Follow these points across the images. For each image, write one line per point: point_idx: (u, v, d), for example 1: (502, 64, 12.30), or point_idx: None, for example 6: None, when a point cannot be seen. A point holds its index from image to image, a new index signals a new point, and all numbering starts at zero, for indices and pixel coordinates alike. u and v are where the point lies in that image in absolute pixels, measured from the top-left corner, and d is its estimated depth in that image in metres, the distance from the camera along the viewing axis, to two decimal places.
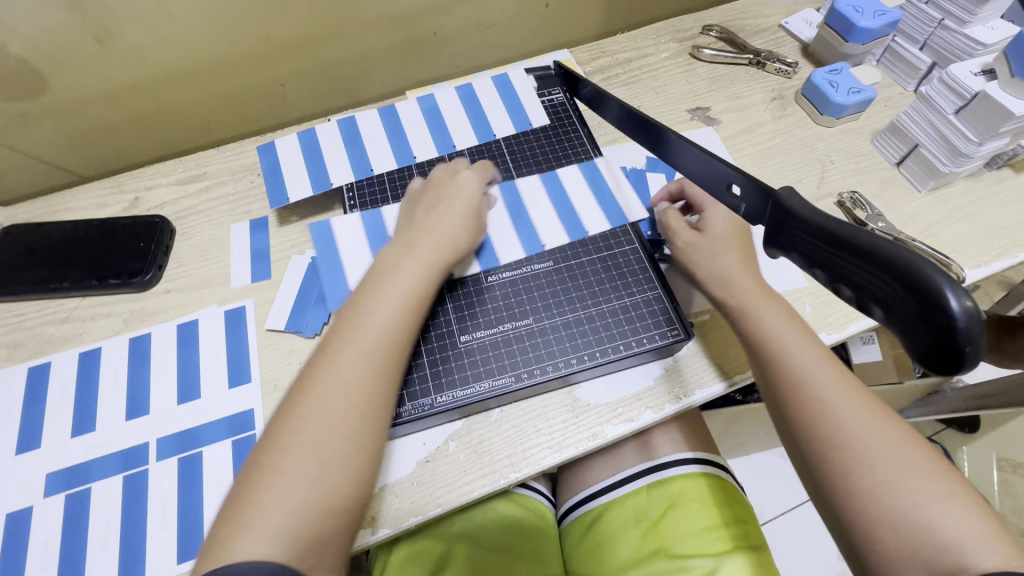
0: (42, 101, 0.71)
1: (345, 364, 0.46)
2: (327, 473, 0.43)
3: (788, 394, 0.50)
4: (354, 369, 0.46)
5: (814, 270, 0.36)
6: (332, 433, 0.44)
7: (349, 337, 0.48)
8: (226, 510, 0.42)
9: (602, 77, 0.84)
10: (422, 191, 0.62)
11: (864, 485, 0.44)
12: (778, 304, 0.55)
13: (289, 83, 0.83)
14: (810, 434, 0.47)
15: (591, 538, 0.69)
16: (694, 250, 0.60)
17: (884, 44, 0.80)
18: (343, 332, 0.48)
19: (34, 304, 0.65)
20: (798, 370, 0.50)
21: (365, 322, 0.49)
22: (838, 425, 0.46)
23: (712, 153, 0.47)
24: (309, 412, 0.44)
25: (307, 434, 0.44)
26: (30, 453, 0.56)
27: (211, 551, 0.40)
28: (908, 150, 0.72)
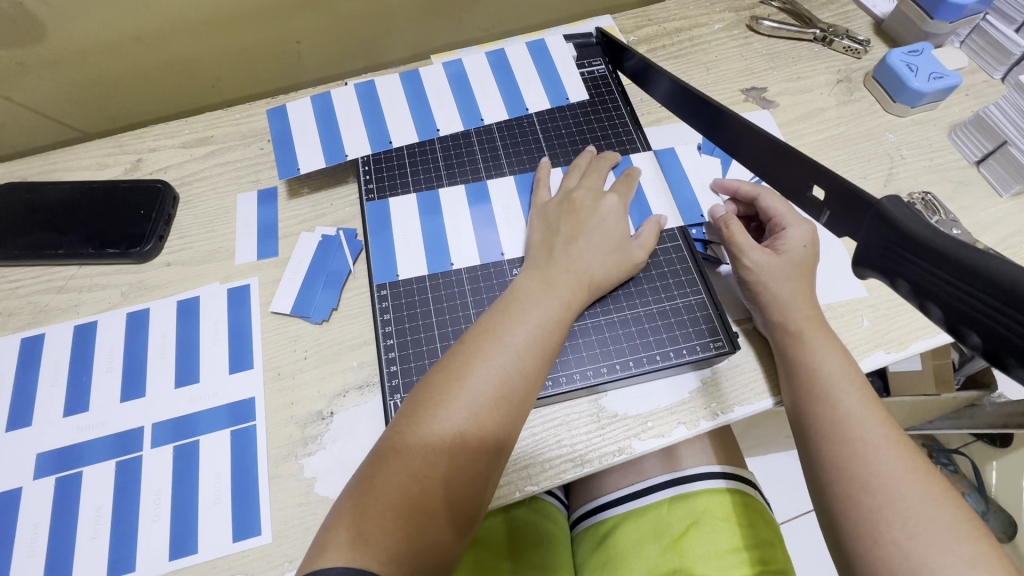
0: (38, 50, 0.65)
1: (477, 398, 0.43)
2: (431, 494, 0.39)
3: (821, 428, 0.45)
4: (487, 404, 0.43)
5: (927, 304, 0.30)
6: (456, 472, 0.41)
7: (479, 364, 0.44)
8: (336, 509, 0.39)
9: (648, 48, 0.76)
10: (558, 211, 0.55)
11: (893, 537, 0.38)
12: (829, 333, 0.50)
13: (305, 40, 0.76)
14: (837, 472, 0.42)
15: (605, 549, 0.65)
16: (759, 268, 0.52)
17: (973, 23, 0.71)
18: (480, 344, 0.46)
19: (29, 270, 0.61)
20: (843, 409, 0.45)
21: (499, 352, 0.45)
22: (874, 467, 0.41)
23: (797, 152, 0.42)
24: (433, 442, 0.41)
25: (429, 467, 0.40)
26: (20, 431, 0.53)
27: (319, 549, 0.37)
28: (993, 148, 0.64)
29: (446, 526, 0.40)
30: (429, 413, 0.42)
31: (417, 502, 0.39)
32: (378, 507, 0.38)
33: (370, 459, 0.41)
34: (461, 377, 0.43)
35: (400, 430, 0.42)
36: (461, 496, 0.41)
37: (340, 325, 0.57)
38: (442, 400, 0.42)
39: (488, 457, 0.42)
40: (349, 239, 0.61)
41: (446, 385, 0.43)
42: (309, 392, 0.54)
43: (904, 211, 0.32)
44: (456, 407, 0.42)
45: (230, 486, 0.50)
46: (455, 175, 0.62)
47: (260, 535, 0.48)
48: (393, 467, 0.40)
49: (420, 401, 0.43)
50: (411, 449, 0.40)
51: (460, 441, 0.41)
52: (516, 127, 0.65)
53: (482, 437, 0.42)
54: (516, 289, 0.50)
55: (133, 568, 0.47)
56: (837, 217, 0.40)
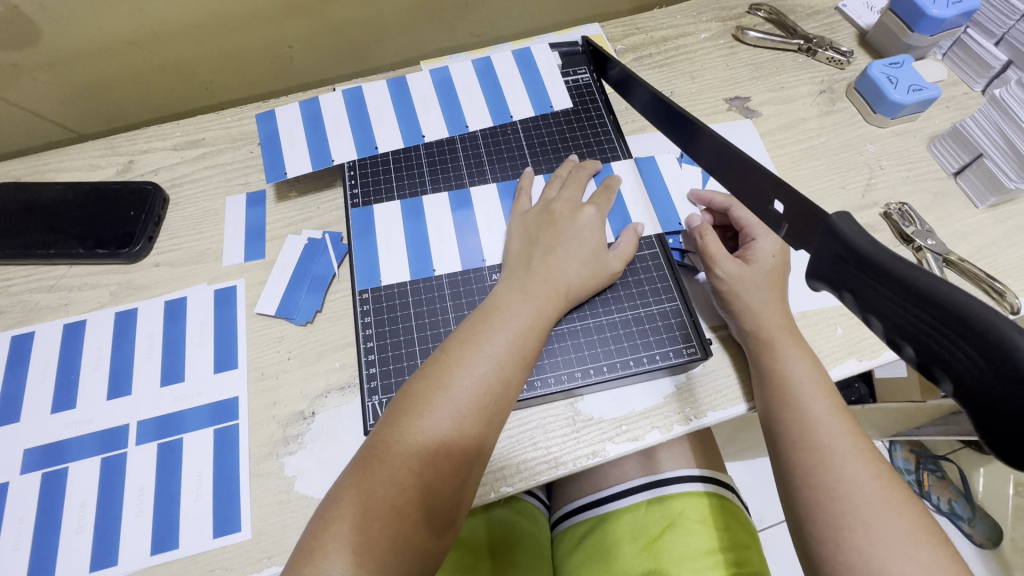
0: (34, 52, 0.66)
1: (459, 407, 0.44)
2: (416, 502, 0.41)
3: (791, 436, 0.46)
4: (468, 412, 0.44)
5: (870, 317, 0.31)
6: (441, 479, 0.42)
7: (461, 373, 0.45)
8: (321, 519, 0.40)
9: (634, 57, 0.77)
10: (539, 221, 0.57)
11: (854, 542, 0.39)
12: (800, 342, 0.51)
13: (297, 45, 0.78)
14: (805, 478, 0.43)
15: (584, 550, 0.67)
16: (729, 277, 0.54)
17: (955, 36, 0.72)
18: (461, 353, 0.47)
19: (21, 268, 0.62)
20: (811, 416, 0.46)
21: (480, 360, 0.46)
22: (838, 473, 0.42)
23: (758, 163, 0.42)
24: (418, 451, 0.42)
25: (416, 476, 0.41)
26: (9, 426, 0.54)
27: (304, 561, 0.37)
28: (970, 160, 0.65)
29: (431, 532, 0.41)
30: (413, 422, 0.43)
31: (404, 511, 0.40)
32: (366, 517, 0.39)
33: (353, 469, 0.42)
34: (444, 386, 0.44)
35: (383, 439, 0.43)
36: (445, 503, 0.42)
37: (324, 327, 0.58)
38: (424, 409, 0.43)
39: (471, 463, 0.44)
40: (335, 242, 0.62)
41: (428, 394, 0.44)
42: (291, 391, 0.55)
43: (854, 227, 0.33)
44: (440, 416, 0.43)
45: (212, 484, 0.51)
46: (438, 182, 0.63)
47: (239, 531, 0.49)
48: (380, 478, 0.41)
49: (403, 411, 0.44)
50: (395, 459, 0.41)
51: (445, 449, 0.43)
52: (500, 134, 0.66)
53: (465, 445, 0.43)
54: (496, 297, 0.51)
55: (116, 562, 0.48)
56: (794, 232, 0.39)
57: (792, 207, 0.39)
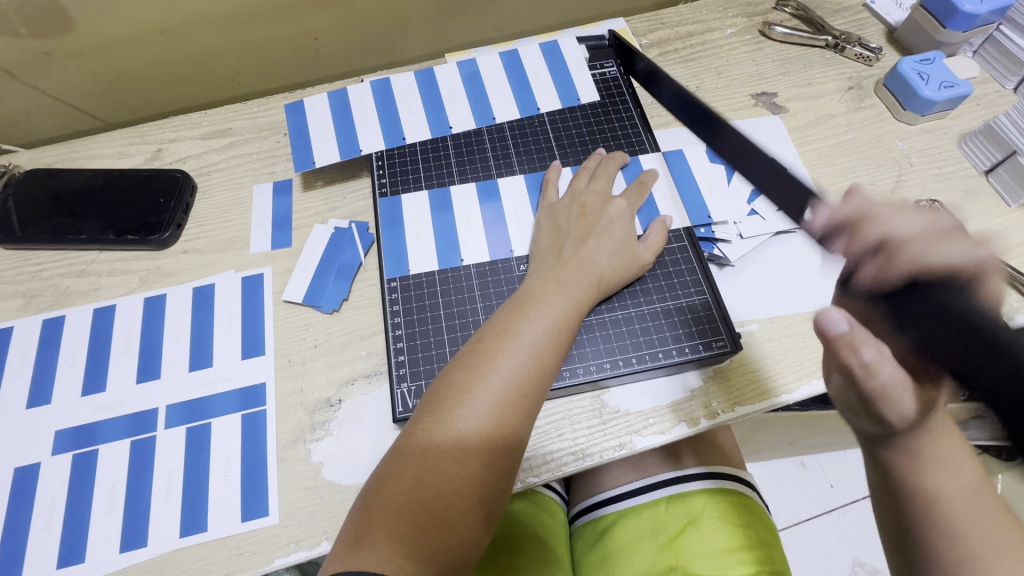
0: (67, 40, 0.67)
1: (498, 395, 0.44)
2: (460, 489, 0.41)
3: (905, 478, 0.41)
4: (507, 401, 0.44)
5: (907, 334, 0.38)
6: (482, 468, 0.42)
7: (499, 362, 0.45)
8: (363, 507, 0.40)
9: (660, 51, 0.77)
10: (568, 213, 0.57)
11: (962, 552, 0.38)
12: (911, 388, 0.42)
13: (323, 36, 0.78)
14: (922, 513, 0.41)
15: (603, 545, 0.66)
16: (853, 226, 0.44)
17: (986, 33, 0.71)
18: (497, 342, 0.47)
19: (52, 253, 0.63)
20: (931, 459, 0.41)
21: (517, 350, 0.46)
22: (954, 509, 0.40)
23: (790, 172, 0.48)
24: (459, 439, 0.42)
25: (459, 463, 0.42)
26: (40, 409, 0.55)
27: (348, 548, 0.38)
28: (1003, 157, 0.64)
29: (475, 521, 0.41)
30: (452, 411, 0.43)
31: (448, 499, 0.40)
32: (410, 507, 0.39)
33: (394, 455, 0.42)
34: (483, 375, 0.45)
35: (425, 427, 0.43)
36: (488, 490, 0.42)
37: (350, 315, 0.58)
38: (464, 398, 0.44)
39: (511, 452, 0.44)
40: (361, 232, 0.63)
41: (467, 383, 0.45)
42: (318, 378, 0.56)
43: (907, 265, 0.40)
44: (480, 405, 0.43)
45: (240, 468, 0.52)
46: (465, 172, 0.63)
47: (268, 516, 0.50)
48: (422, 467, 0.41)
49: (443, 399, 0.44)
50: (437, 446, 0.42)
51: (486, 438, 0.43)
52: (527, 126, 0.66)
53: (506, 434, 0.44)
54: (529, 288, 0.51)
55: (146, 544, 0.49)
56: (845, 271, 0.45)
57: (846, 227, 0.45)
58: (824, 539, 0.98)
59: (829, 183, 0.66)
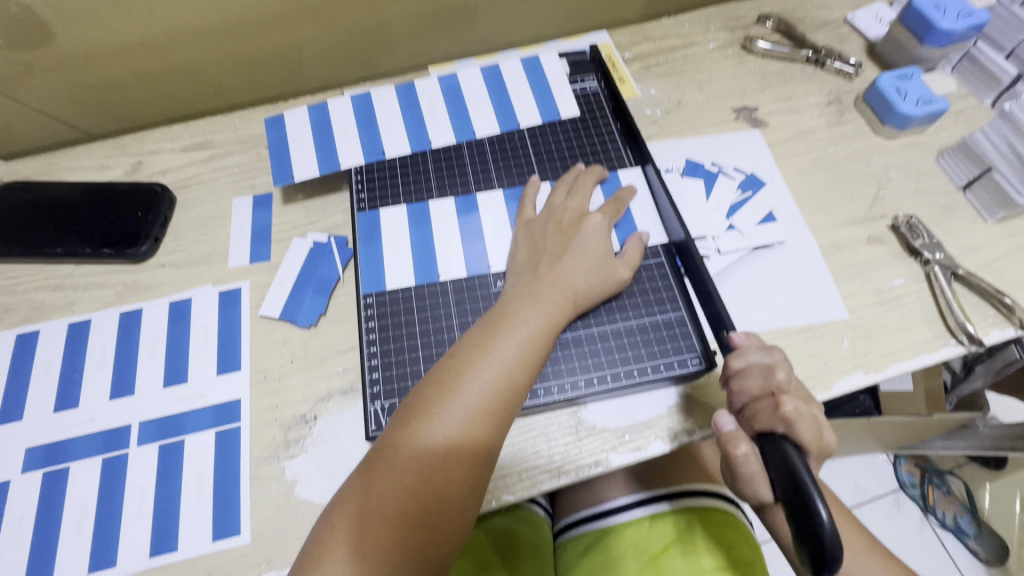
0: (46, 53, 0.67)
1: (468, 411, 0.44)
2: (426, 506, 0.41)
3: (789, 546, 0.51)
4: (477, 417, 0.44)
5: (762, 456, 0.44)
6: (450, 486, 0.42)
7: (471, 377, 0.45)
8: (328, 524, 0.40)
9: (642, 66, 0.77)
10: (545, 229, 0.57)
11: None
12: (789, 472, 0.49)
13: (307, 49, 0.78)
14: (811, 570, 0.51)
15: (587, 561, 0.66)
16: (737, 350, 0.48)
17: (963, 49, 0.72)
18: (468, 357, 0.47)
19: (28, 267, 0.63)
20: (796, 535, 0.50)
21: (489, 365, 0.46)
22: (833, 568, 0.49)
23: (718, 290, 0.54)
24: (427, 456, 0.42)
25: (427, 479, 0.41)
26: (11, 425, 0.54)
27: (311, 565, 0.38)
28: (979, 173, 0.64)
29: (442, 537, 0.41)
30: (421, 427, 0.43)
31: (413, 515, 0.40)
32: (376, 524, 0.39)
33: (362, 472, 0.42)
34: (453, 390, 0.45)
35: (393, 442, 0.43)
36: (456, 507, 0.42)
37: (328, 330, 0.58)
38: (433, 414, 0.44)
39: (481, 468, 0.43)
40: (340, 246, 0.62)
41: (436, 398, 0.44)
42: (294, 394, 0.55)
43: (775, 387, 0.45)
44: (449, 420, 0.43)
45: (213, 486, 0.51)
46: (444, 187, 0.63)
47: (239, 535, 0.49)
48: (390, 482, 0.41)
49: (412, 414, 0.44)
50: (404, 462, 0.42)
51: (455, 454, 0.43)
52: (507, 140, 0.66)
53: (475, 450, 0.43)
54: (504, 304, 0.51)
55: (115, 563, 0.48)
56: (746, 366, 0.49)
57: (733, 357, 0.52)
58: None
59: (809, 198, 0.66)
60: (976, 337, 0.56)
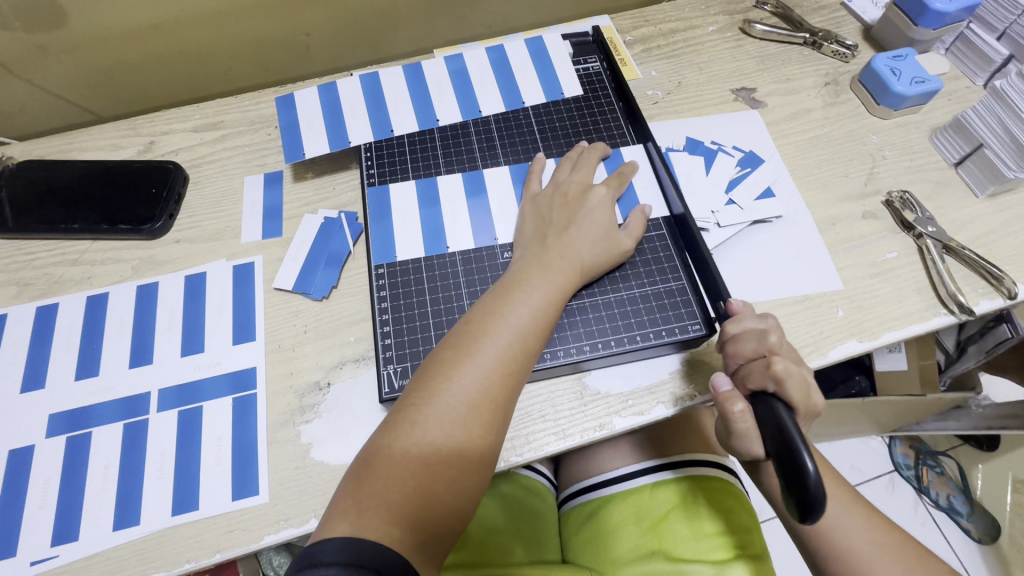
0: (60, 34, 0.68)
1: (483, 373, 0.46)
2: (446, 462, 0.43)
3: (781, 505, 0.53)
4: (492, 379, 0.46)
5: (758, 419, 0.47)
6: (469, 443, 0.44)
7: (486, 341, 0.47)
8: (353, 479, 0.42)
9: (643, 48, 0.79)
10: (552, 202, 0.58)
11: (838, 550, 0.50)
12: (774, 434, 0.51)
13: (314, 32, 0.79)
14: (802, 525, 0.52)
15: (590, 528, 0.68)
16: (735, 317, 0.51)
17: (957, 30, 0.74)
18: (482, 323, 0.49)
19: (45, 243, 0.64)
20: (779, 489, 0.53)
21: (503, 330, 0.48)
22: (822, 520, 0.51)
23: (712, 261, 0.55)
24: (447, 415, 0.44)
25: (446, 436, 0.44)
26: (35, 393, 0.56)
27: (339, 515, 0.40)
28: (971, 150, 0.66)
29: (461, 492, 0.43)
30: (439, 388, 0.45)
31: (435, 470, 0.42)
32: (399, 477, 0.41)
33: (384, 430, 0.44)
34: (470, 354, 0.47)
35: (414, 402, 0.45)
36: (474, 463, 0.44)
37: (340, 302, 0.60)
38: (451, 376, 0.46)
39: (497, 425, 0.46)
40: (350, 222, 0.64)
41: (453, 362, 0.46)
42: (308, 362, 0.57)
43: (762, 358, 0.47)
44: (467, 382, 0.45)
45: (231, 449, 0.53)
46: (452, 163, 0.65)
47: (258, 495, 0.51)
48: (411, 440, 0.43)
49: (431, 376, 0.46)
50: (425, 420, 0.44)
51: (473, 413, 0.45)
52: (512, 119, 0.68)
53: (493, 411, 0.45)
54: (514, 273, 0.53)
55: (138, 523, 0.50)
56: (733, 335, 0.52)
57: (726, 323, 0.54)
58: None
59: (806, 175, 0.68)
60: (967, 307, 0.58)
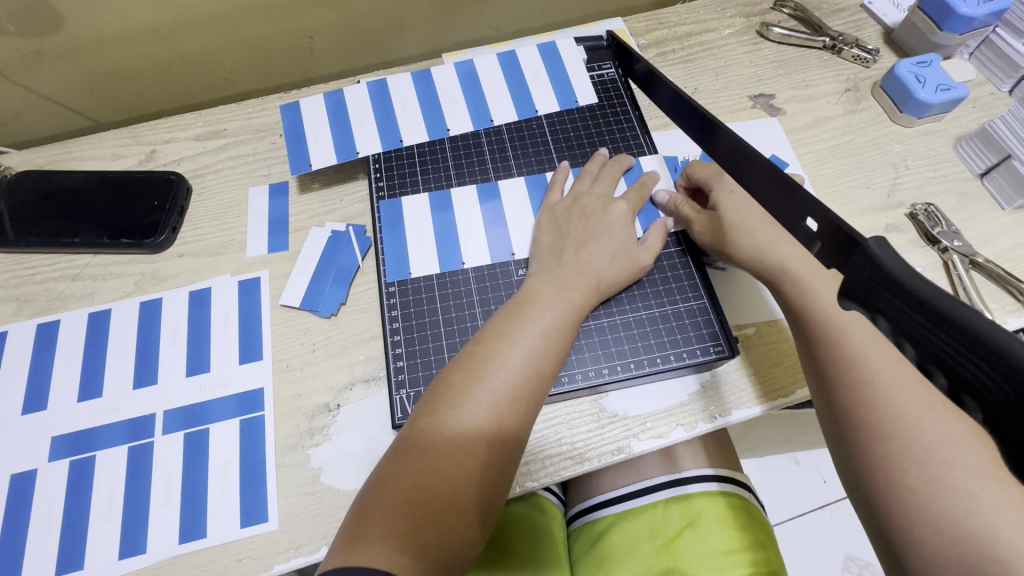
0: (57, 40, 0.66)
1: (495, 397, 0.44)
2: (455, 488, 0.41)
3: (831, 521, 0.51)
4: (504, 403, 0.44)
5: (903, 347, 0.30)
6: (478, 469, 0.42)
7: (497, 363, 0.46)
8: (361, 508, 0.41)
9: (657, 52, 0.76)
10: (568, 216, 0.57)
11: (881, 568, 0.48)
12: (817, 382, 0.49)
13: (318, 35, 0.77)
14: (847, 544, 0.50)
15: (603, 547, 0.67)
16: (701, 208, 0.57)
17: (982, 35, 0.71)
18: (493, 343, 0.47)
19: (45, 257, 0.63)
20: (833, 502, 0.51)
21: (515, 352, 0.46)
22: None
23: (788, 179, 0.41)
24: (456, 440, 0.42)
25: (455, 463, 0.42)
26: (36, 414, 0.54)
27: (344, 547, 0.38)
28: (998, 161, 0.64)
29: (470, 520, 0.41)
30: (450, 412, 0.44)
31: (444, 500, 0.40)
32: (407, 505, 0.40)
33: (392, 456, 0.43)
34: (481, 376, 0.45)
35: (422, 427, 0.43)
36: (484, 490, 0.42)
37: (349, 320, 0.58)
38: (462, 400, 0.44)
39: (509, 450, 0.44)
40: (359, 235, 0.62)
41: (464, 384, 0.45)
42: (316, 383, 0.55)
43: (891, 255, 0.32)
44: (478, 406, 0.44)
45: (239, 474, 0.52)
46: (463, 175, 0.63)
47: (268, 521, 0.50)
48: (420, 466, 0.41)
49: (441, 399, 0.45)
50: (434, 446, 0.42)
51: (483, 437, 0.43)
52: (525, 128, 0.66)
53: (504, 436, 0.44)
54: (528, 290, 0.52)
55: (145, 551, 0.49)
56: (827, 251, 0.38)
57: (825, 228, 0.38)
58: (816, 534, 1.00)
59: (827, 186, 0.66)
60: None
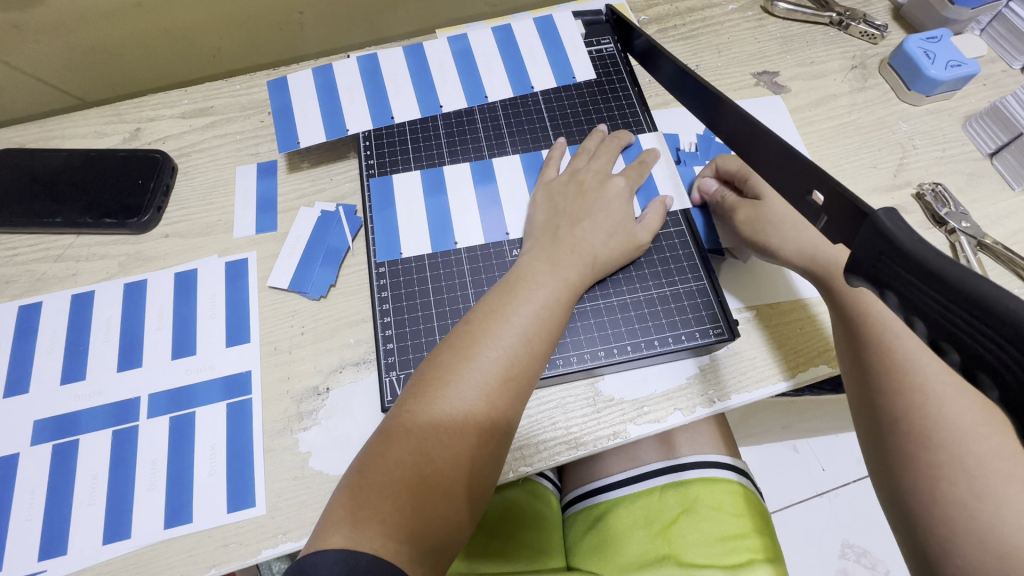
0: (38, 13, 0.64)
1: (484, 378, 0.43)
2: (442, 472, 0.40)
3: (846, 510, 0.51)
4: (494, 384, 0.43)
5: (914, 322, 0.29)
6: (467, 451, 0.41)
7: (487, 344, 0.44)
8: (347, 490, 0.39)
9: (658, 28, 0.74)
10: (565, 194, 0.55)
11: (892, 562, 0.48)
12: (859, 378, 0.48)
13: (307, 10, 0.74)
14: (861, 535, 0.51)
15: (597, 532, 0.65)
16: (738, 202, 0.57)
17: (995, 10, 0.69)
18: (484, 322, 0.46)
19: (27, 238, 0.61)
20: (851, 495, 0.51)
21: (506, 331, 0.45)
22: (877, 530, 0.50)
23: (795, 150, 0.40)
24: (444, 421, 0.41)
25: (443, 445, 0.40)
26: (19, 397, 0.53)
27: (330, 530, 0.37)
28: (1009, 139, 0.62)
29: (458, 504, 0.40)
30: (439, 393, 0.42)
31: (431, 483, 0.39)
32: (393, 487, 0.38)
33: (379, 438, 0.41)
34: (470, 356, 0.43)
35: (410, 408, 0.42)
36: (472, 474, 0.41)
37: (339, 302, 0.57)
38: (451, 380, 0.43)
39: (499, 434, 0.43)
40: (349, 215, 0.61)
41: (453, 364, 0.43)
42: (305, 366, 0.54)
43: (901, 225, 0.30)
44: (467, 387, 0.42)
45: (226, 457, 0.50)
46: (456, 153, 0.61)
47: (255, 506, 0.49)
48: (408, 448, 0.40)
49: (429, 379, 0.43)
50: (422, 427, 0.41)
51: (472, 419, 0.42)
52: (521, 105, 0.63)
53: (493, 416, 0.42)
54: (521, 268, 0.50)
55: (129, 536, 0.48)
56: (835, 226, 0.38)
57: (833, 200, 0.37)
58: (813, 520, 0.99)
59: (832, 166, 0.64)
60: None
